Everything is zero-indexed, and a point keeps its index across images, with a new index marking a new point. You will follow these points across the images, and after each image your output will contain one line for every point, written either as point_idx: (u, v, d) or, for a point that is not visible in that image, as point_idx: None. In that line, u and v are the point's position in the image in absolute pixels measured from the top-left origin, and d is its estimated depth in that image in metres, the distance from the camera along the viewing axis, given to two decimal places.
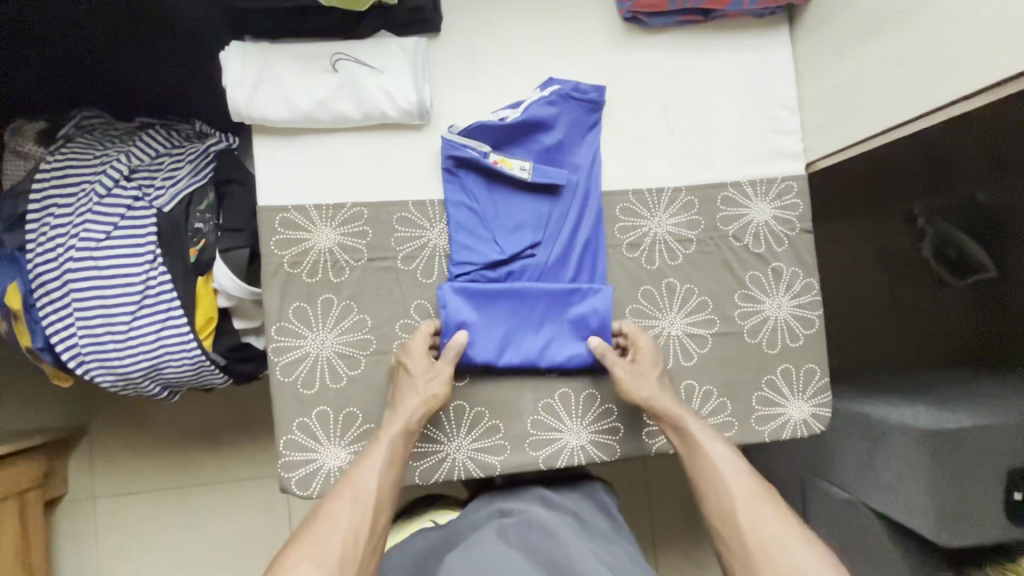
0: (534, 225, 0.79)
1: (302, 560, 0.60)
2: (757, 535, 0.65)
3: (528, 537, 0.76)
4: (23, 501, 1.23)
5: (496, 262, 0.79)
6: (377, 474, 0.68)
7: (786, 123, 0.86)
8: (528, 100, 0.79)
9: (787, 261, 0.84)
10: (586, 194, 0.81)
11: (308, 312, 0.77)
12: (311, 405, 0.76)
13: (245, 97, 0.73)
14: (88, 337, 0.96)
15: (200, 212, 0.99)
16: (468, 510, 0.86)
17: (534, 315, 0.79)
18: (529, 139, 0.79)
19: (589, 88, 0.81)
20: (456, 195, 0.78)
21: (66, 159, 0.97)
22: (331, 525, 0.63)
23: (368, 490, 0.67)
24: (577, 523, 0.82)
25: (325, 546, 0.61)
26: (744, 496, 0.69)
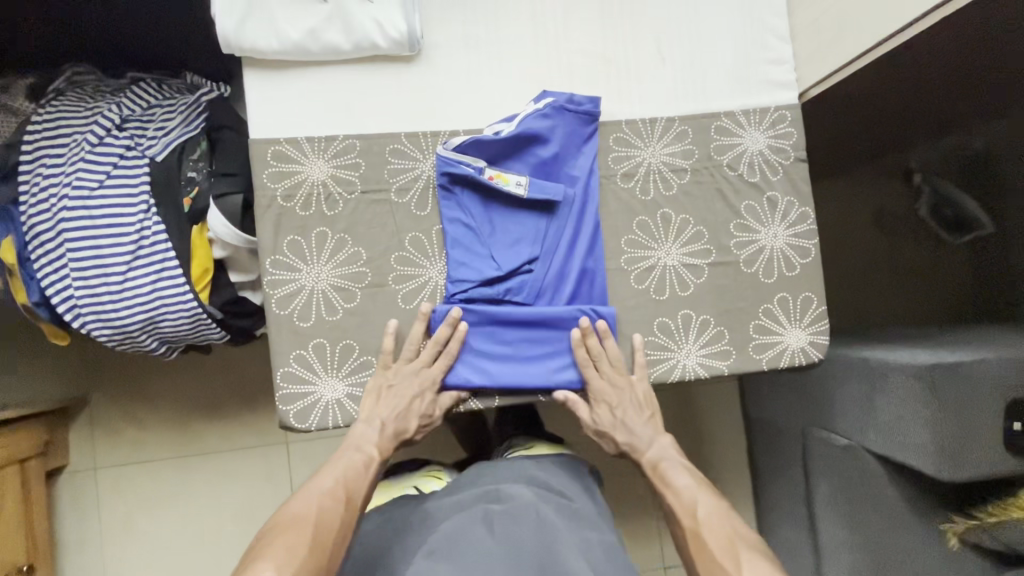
0: (530, 245, 0.79)
1: (292, 541, 0.63)
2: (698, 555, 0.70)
3: (513, 531, 0.73)
4: (24, 469, 1.23)
5: (495, 281, 0.78)
6: (361, 477, 0.73)
7: (779, 51, 0.85)
8: (522, 113, 0.78)
9: (781, 190, 0.84)
10: (583, 207, 0.81)
11: (303, 245, 0.77)
12: (307, 337, 0.76)
13: (235, 26, 0.72)
14: (84, 288, 0.96)
15: (193, 160, 0.98)
16: (454, 485, 0.83)
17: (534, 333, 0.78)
18: (525, 152, 0.79)
19: (584, 100, 0.80)
20: (451, 216, 0.78)
21: (57, 111, 0.97)
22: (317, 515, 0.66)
23: (353, 490, 0.71)
24: (563, 502, 0.79)
25: (312, 535, 0.64)
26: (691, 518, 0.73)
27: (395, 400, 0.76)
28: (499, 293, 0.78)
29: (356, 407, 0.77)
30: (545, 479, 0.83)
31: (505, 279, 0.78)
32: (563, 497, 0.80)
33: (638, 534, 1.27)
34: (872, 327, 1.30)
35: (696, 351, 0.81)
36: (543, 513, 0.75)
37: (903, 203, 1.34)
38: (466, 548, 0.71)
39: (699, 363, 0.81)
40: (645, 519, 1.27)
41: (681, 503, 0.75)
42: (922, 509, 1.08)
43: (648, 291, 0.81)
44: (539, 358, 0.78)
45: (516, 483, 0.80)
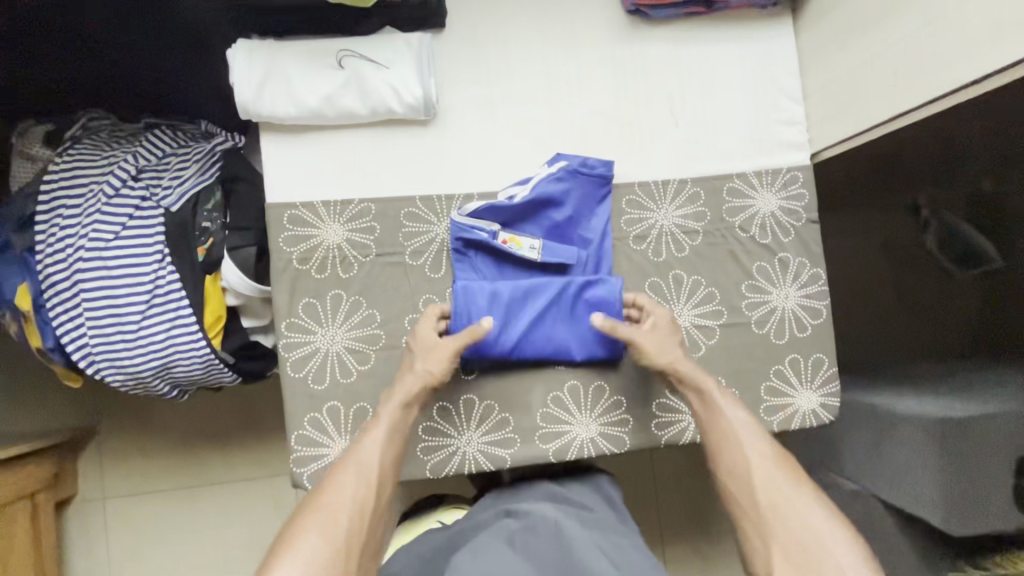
0: (550, 289, 0.78)
1: (310, 533, 0.59)
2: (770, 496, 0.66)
3: (533, 543, 0.72)
4: (34, 502, 1.24)
5: (516, 325, 0.78)
6: (381, 448, 0.69)
7: (791, 113, 0.86)
8: (536, 176, 0.79)
9: (793, 251, 0.84)
10: (596, 270, 0.81)
11: (318, 308, 0.77)
12: (322, 400, 0.77)
13: (253, 95, 0.73)
14: (98, 337, 0.97)
15: (207, 210, 0.99)
16: (475, 510, 0.85)
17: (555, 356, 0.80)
18: (540, 216, 0.80)
19: (597, 164, 0.81)
20: (465, 277, 0.78)
21: (73, 160, 0.98)
22: (334, 501, 0.63)
23: (372, 461, 0.68)
24: (582, 516, 0.79)
25: (332, 520, 0.61)
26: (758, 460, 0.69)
27: (413, 366, 0.74)
28: (522, 338, 0.77)
29: None
30: (565, 497, 0.83)
31: (526, 319, 0.78)
32: (582, 511, 0.80)
33: None
34: (880, 365, 1.30)
35: None
36: (560, 522, 0.74)
37: (913, 240, 1.34)
38: (489, 556, 0.70)
39: None
40: None
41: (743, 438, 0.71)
42: (931, 559, 1.07)
43: None
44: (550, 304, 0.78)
45: (533, 503, 0.81)
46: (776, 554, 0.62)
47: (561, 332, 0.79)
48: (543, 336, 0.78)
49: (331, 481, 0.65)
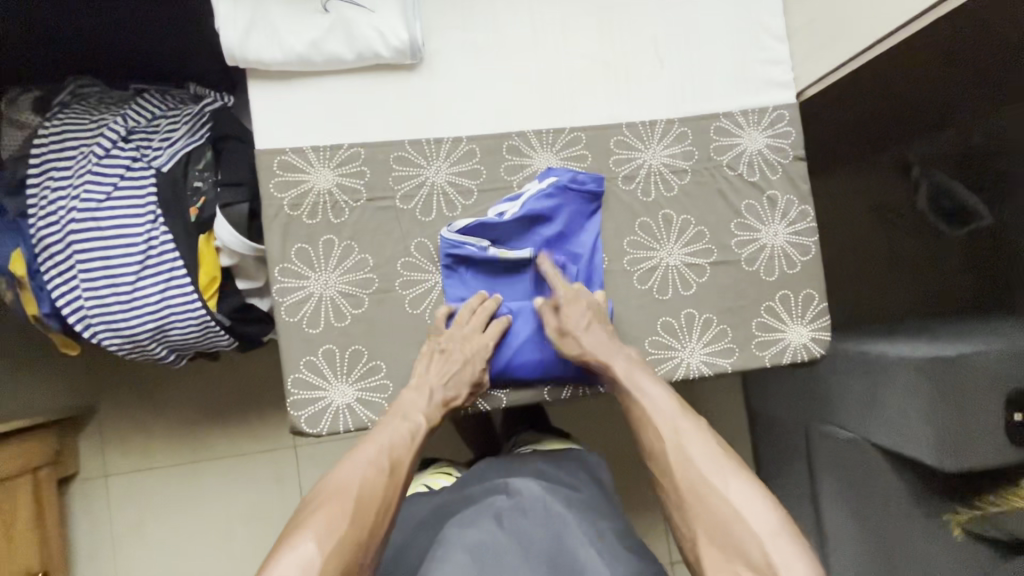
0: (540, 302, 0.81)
1: (341, 524, 0.61)
2: (686, 477, 0.67)
3: (524, 524, 0.74)
4: (37, 478, 1.25)
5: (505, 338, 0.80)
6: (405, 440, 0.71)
7: (776, 52, 0.86)
8: (526, 193, 0.80)
9: (781, 189, 0.85)
10: (587, 279, 0.82)
11: (310, 253, 0.78)
12: (317, 344, 0.77)
13: (238, 38, 0.73)
14: (93, 299, 0.97)
15: (198, 170, 0.99)
16: (469, 479, 0.85)
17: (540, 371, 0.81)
18: (530, 231, 0.81)
19: (587, 179, 0.81)
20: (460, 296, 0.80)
21: (63, 124, 0.98)
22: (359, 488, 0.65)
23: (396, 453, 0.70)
24: (573, 496, 0.80)
25: (360, 513, 0.63)
26: (673, 435, 0.71)
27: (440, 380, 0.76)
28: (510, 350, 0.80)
29: (366, 411, 0.78)
30: (554, 476, 0.83)
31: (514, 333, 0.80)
32: (571, 490, 0.81)
33: (645, 532, 1.28)
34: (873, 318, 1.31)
35: (699, 350, 0.82)
36: (553, 508, 0.75)
37: (901, 195, 1.35)
38: (480, 537, 0.72)
39: (702, 362, 0.83)
40: (650, 516, 1.28)
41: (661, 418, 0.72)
42: (927, 500, 1.09)
43: (651, 291, 0.83)
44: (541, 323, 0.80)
45: (524, 478, 0.81)
46: (702, 538, 0.64)
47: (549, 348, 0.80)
48: (531, 350, 0.80)
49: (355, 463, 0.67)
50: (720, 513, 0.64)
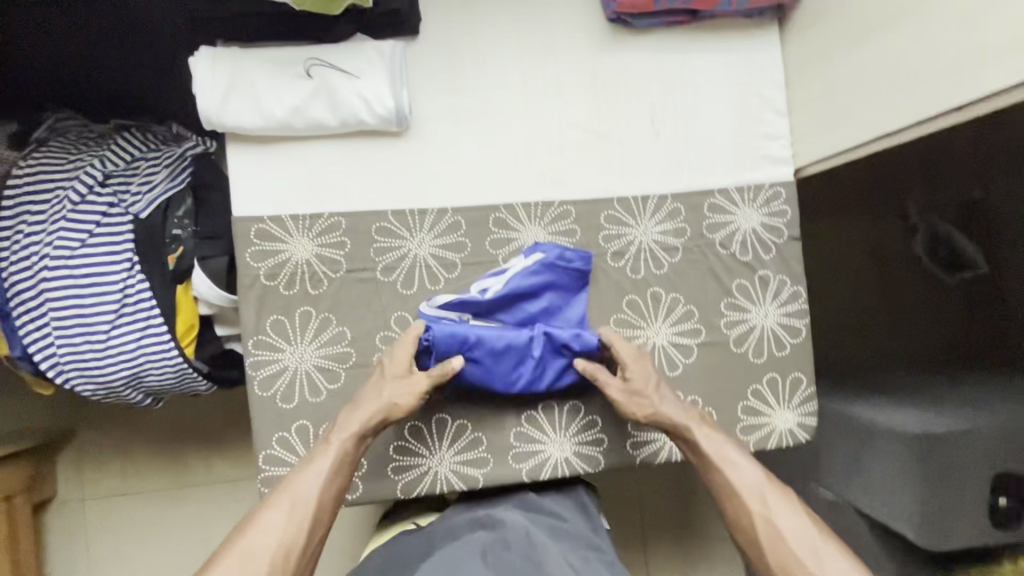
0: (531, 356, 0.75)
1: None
2: (773, 543, 0.66)
3: (506, 557, 0.67)
4: (10, 506, 1.23)
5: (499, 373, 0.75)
6: (318, 487, 0.66)
7: (776, 126, 0.83)
8: (512, 269, 0.77)
9: (774, 268, 0.83)
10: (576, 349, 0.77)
11: (286, 325, 0.75)
12: (290, 419, 0.75)
13: (216, 105, 0.70)
14: (66, 345, 0.95)
15: (178, 217, 0.95)
16: (444, 516, 0.79)
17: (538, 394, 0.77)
18: (515, 307, 0.78)
19: (574, 256, 0.78)
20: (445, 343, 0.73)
21: (37, 164, 0.94)
22: (256, 539, 0.60)
23: (305, 500, 0.64)
24: (557, 530, 0.75)
25: (251, 560, 0.59)
26: (753, 494, 0.69)
27: (370, 394, 0.72)
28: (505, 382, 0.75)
29: None
30: (540, 506, 0.80)
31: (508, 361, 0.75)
32: (558, 524, 0.76)
33: None
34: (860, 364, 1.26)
35: None
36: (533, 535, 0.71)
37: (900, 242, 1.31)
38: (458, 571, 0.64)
39: None
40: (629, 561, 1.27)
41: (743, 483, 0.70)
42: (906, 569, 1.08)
43: None
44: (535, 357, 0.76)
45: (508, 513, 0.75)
46: None
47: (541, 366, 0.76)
48: (525, 372, 0.75)
49: (259, 522, 0.62)
50: None
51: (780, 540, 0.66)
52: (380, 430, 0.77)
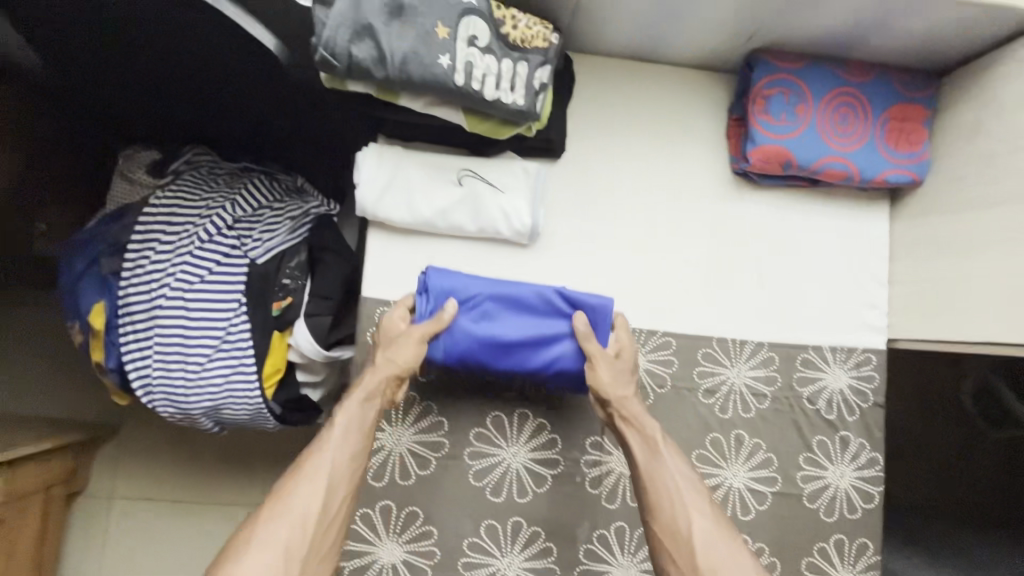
0: (523, 330, 0.76)
1: (253, 545, 0.60)
2: (707, 557, 0.64)
3: None
4: (48, 498, 1.19)
5: (484, 325, 0.75)
6: (335, 454, 0.67)
7: (874, 296, 0.88)
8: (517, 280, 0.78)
9: (855, 431, 0.85)
10: (566, 349, 0.76)
11: (390, 406, 0.79)
12: (377, 497, 0.78)
13: (374, 198, 0.76)
14: (161, 370, 0.99)
15: (290, 268, 1.02)
16: None
17: (516, 360, 0.76)
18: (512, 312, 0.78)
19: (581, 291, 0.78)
20: (439, 286, 0.75)
21: (173, 197, 1.01)
22: (282, 511, 0.63)
23: (323, 468, 0.66)
24: None
25: (276, 529, 0.61)
26: (698, 511, 0.67)
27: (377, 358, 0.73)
28: (483, 332, 0.75)
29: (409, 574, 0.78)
30: None
31: (496, 312, 0.75)
32: None
33: None
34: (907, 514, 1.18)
35: None
36: None
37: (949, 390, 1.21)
38: None
39: None
40: None
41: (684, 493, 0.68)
42: None
43: None
44: (527, 332, 0.76)
45: None
46: None
47: (525, 327, 0.76)
48: (510, 333, 0.75)
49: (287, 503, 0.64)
50: None
51: (713, 554, 0.64)
52: (456, 521, 0.79)
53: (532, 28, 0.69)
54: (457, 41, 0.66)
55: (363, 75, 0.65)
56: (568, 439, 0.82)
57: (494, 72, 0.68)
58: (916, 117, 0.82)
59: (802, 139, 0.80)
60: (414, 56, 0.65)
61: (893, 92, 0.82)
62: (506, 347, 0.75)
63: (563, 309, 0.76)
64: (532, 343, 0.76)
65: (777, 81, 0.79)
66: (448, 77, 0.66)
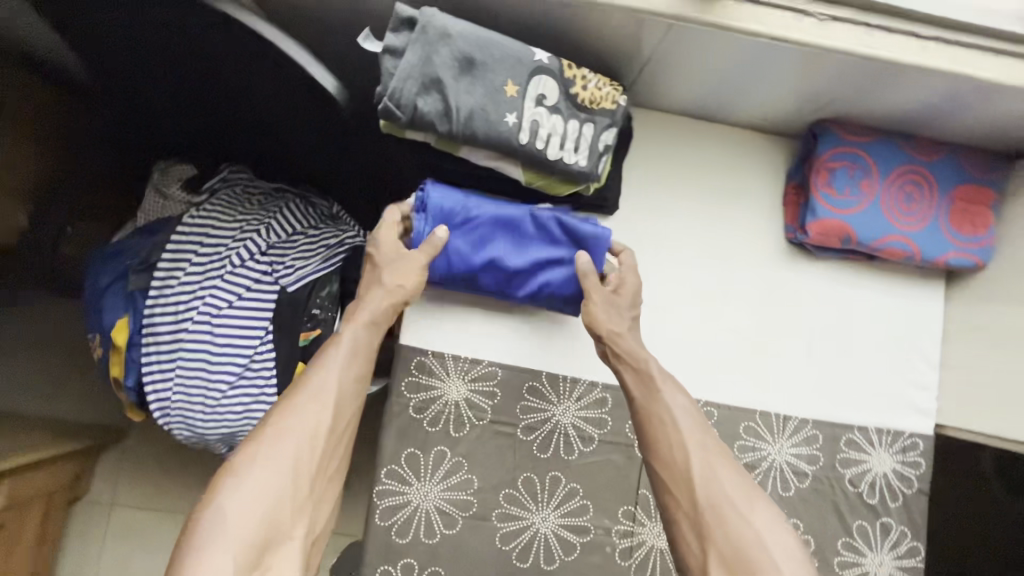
0: (520, 253, 0.76)
1: (258, 457, 0.60)
2: (708, 492, 0.63)
3: None
4: (48, 504, 1.12)
5: (483, 249, 0.76)
6: (340, 373, 0.67)
7: (925, 377, 0.84)
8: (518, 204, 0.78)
9: (897, 517, 0.82)
10: (562, 278, 0.77)
11: (420, 460, 0.77)
12: (398, 555, 0.75)
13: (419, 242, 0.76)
14: (180, 394, 0.95)
15: (319, 297, 0.99)
16: None
17: (512, 283, 0.78)
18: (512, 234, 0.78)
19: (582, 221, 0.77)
20: (439, 204, 0.74)
21: (207, 217, 0.99)
22: (288, 427, 0.62)
23: (328, 387, 0.65)
24: None
25: (283, 445, 0.61)
26: (696, 443, 0.66)
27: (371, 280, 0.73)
28: (480, 255, 0.75)
29: None
30: None
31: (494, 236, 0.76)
32: None
33: None
34: None
35: None
36: None
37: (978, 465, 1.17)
38: None
39: None
40: None
41: (684, 428, 0.67)
42: None
43: None
44: (524, 258, 0.76)
45: None
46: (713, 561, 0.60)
47: (523, 253, 0.77)
48: (508, 257, 0.76)
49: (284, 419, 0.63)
50: (743, 542, 0.60)
51: (715, 485, 0.63)
52: None
53: (601, 89, 0.67)
54: (525, 101, 0.64)
55: (427, 127, 0.63)
56: (601, 507, 0.78)
57: (560, 132, 0.66)
58: (984, 200, 0.79)
59: (865, 215, 0.77)
60: (481, 113, 0.63)
61: (961, 172, 0.79)
62: (502, 270, 0.76)
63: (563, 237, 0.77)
64: (529, 269, 0.77)
65: (842, 155, 0.77)
66: (513, 136, 0.64)
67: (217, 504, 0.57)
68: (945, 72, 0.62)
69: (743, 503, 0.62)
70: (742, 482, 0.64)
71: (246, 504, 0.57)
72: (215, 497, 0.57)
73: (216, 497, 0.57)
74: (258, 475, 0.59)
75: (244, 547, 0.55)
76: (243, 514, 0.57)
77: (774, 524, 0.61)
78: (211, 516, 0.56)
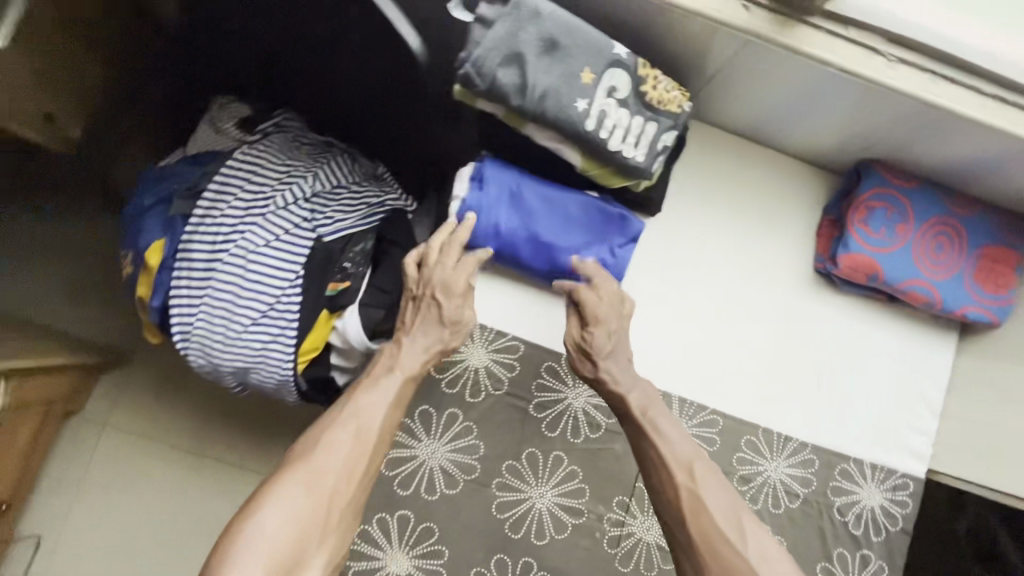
0: (562, 231, 0.79)
1: (297, 482, 0.64)
2: (700, 529, 0.67)
3: None
4: (44, 416, 1.04)
5: (528, 223, 0.79)
6: (384, 414, 0.71)
7: (924, 422, 0.87)
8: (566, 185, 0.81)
9: (877, 552, 0.84)
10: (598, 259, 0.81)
11: (432, 418, 0.79)
12: (397, 505, 0.77)
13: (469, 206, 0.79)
14: (205, 322, 0.96)
15: (353, 251, 1.01)
16: None
17: (553, 260, 0.80)
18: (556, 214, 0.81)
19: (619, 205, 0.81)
20: (494, 177, 0.78)
21: (259, 155, 1.00)
22: (327, 455, 0.67)
23: (371, 425, 0.70)
24: None
25: (319, 475, 0.65)
26: (687, 479, 0.70)
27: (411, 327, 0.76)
28: (526, 228, 0.79)
29: None
30: None
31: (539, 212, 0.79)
32: None
33: None
34: None
35: None
36: None
37: None
38: None
39: None
40: None
41: (676, 460, 0.71)
42: None
43: None
44: (565, 237, 0.79)
45: None
46: None
47: (565, 231, 0.80)
48: (551, 234, 0.79)
49: (324, 441, 0.68)
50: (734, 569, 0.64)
51: (706, 518, 0.67)
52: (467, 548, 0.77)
53: (669, 92, 0.70)
54: (598, 89, 0.67)
55: (501, 99, 0.66)
56: (597, 493, 0.81)
57: (624, 126, 0.69)
58: (1007, 261, 0.82)
59: (894, 256, 0.80)
60: (554, 94, 0.66)
61: (990, 232, 0.82)
62: (545, 246, 0.79)
63: (602, 222, 0.80)
64: (569, 246, 0.80)
65: (881, 195, 0.80)
66: (580, 121, 0.67)
67: (252, 523, 0.61)
68: (994, 128, 0.65)
69: (737, 536, 0.66)
70: (735, 514, 0.68)
71: (279, 531, 0.60)
72: (252, 517, 0.61)
73: (253, 516, 0.61)
74: (294, 500, 0.63)
75: (273, 559, 0.59)
76: (275, 528, 0.61)
77: (767, 553, 0.65)
78: (250, 524, 0.60)
